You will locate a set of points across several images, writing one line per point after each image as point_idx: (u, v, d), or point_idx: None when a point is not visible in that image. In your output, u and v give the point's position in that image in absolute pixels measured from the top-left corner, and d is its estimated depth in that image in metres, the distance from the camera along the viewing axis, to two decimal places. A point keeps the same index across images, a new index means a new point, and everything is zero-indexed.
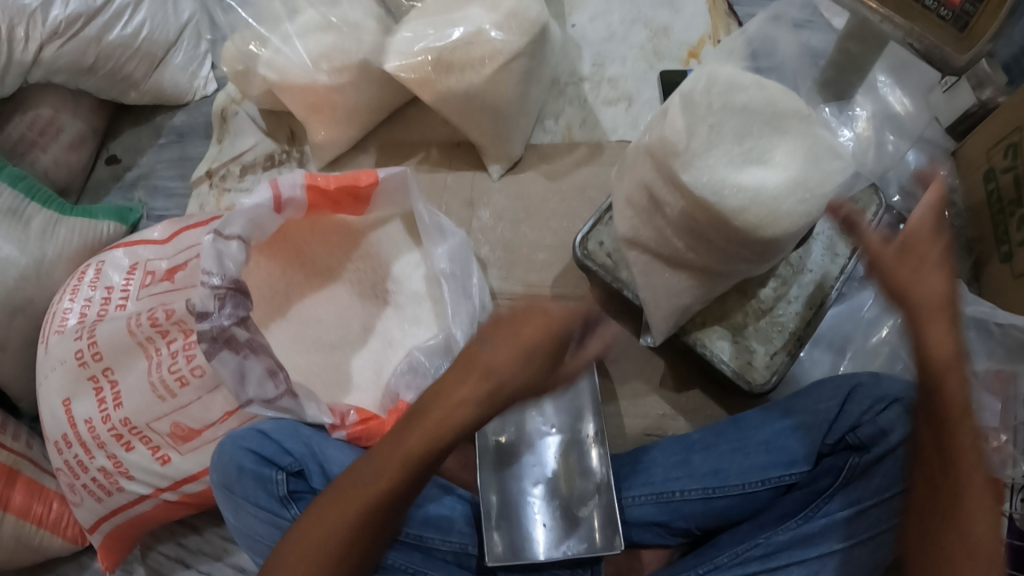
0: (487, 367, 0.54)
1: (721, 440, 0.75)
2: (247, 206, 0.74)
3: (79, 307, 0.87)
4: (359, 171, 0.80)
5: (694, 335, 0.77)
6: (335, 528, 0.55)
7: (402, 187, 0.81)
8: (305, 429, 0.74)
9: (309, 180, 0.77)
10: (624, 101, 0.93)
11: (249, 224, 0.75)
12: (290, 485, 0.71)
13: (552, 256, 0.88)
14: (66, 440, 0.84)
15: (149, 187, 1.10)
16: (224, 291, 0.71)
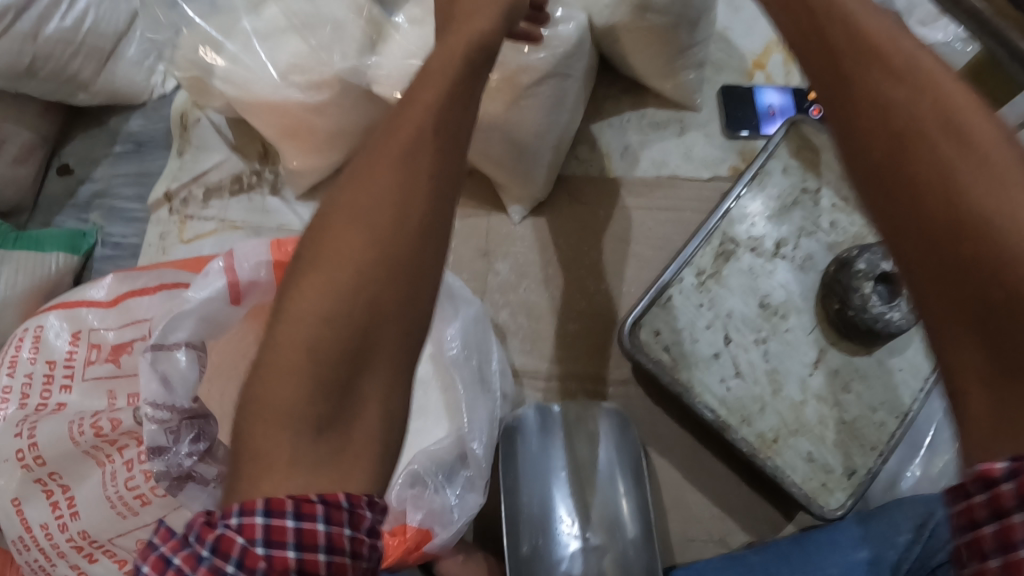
0: (390, 142, 0.38)
1: (787, 568, 0.62)
2: (196, 303, 0.57)
3: (18, 386, 0.71)
4: None
5: (763, 456, 0.61)
6: (303, 334, 0.33)
7: None
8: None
9: (277, 251, 0.60)
10: (675, 124, 0.74)
11: (200, 323, 0.58)
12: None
13: (584, 327, 0.71)
14: (22, 543, 0.72)
15: (106, 209, 0.90)
16: (176, 422, 0.55)
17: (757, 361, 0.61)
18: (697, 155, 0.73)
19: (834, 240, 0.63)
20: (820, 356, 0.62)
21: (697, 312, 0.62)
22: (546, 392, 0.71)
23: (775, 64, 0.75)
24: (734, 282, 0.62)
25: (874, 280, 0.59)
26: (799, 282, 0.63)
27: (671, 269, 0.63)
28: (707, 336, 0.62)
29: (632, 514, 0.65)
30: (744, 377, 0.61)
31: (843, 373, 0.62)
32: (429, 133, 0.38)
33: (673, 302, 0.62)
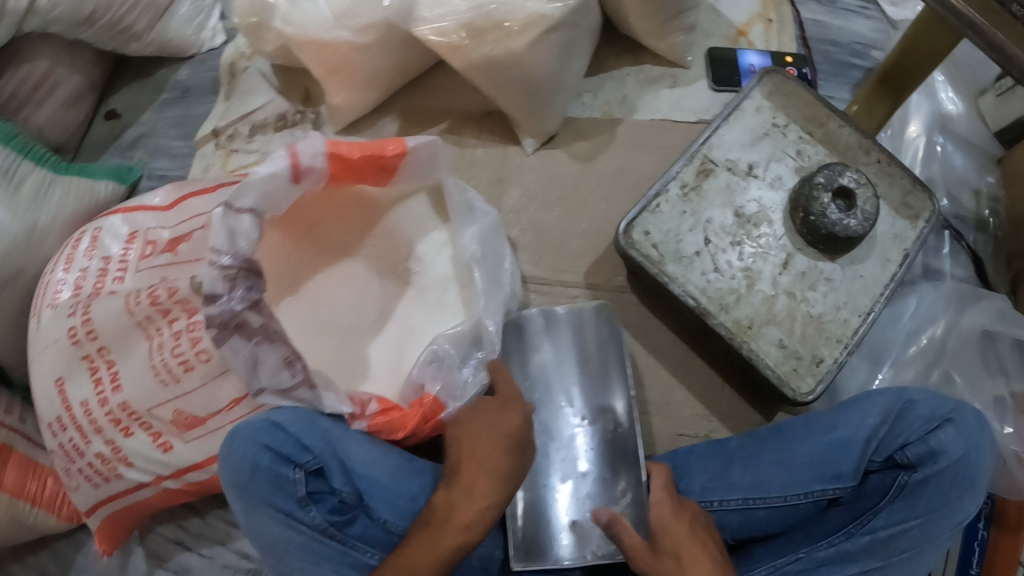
0: (476, 450, 0.64)
1: (765, 451, 0.69)
2: (261, 177, 0.69)
3: (74, 278, 0.79)
4: (385, 140, 0.73)
5: (738, 340, 0.70)
6: None
7: (431, 159, 0.75)
8: (322, 422, 0.69)
9: (332, 147, 0.71)
10: (668, 79, 0.84)
11: (262, 197, 0.69)
12: (308, 484, 0.66)
13: (588, 243, 0.80)
14: (61, 422, 0.80)
15: (150, 148, 0.91)
16: (235, 271, 0.66)
17: (734, 261, 0.71)
18: (685, 105, 0.83)
19: (800, 165, 0.75)
20: (789, 259, 0.72)
21: (683, 218, 0.72)
22: (550, 300, 0.78)
23: (756, 34, 0.87)
24: (713, 196, 0.72)
25: (833, 192, 0.71)
26: (772, 198, 0.73)
27: (659, 183, 0.73)
28: (691, 238, 0.71)
29: (623, 412, 0.73)
30: (723, 273, 0.71)
31: (810, 275, 0.72)
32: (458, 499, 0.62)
33: (661, 209, 0.72)
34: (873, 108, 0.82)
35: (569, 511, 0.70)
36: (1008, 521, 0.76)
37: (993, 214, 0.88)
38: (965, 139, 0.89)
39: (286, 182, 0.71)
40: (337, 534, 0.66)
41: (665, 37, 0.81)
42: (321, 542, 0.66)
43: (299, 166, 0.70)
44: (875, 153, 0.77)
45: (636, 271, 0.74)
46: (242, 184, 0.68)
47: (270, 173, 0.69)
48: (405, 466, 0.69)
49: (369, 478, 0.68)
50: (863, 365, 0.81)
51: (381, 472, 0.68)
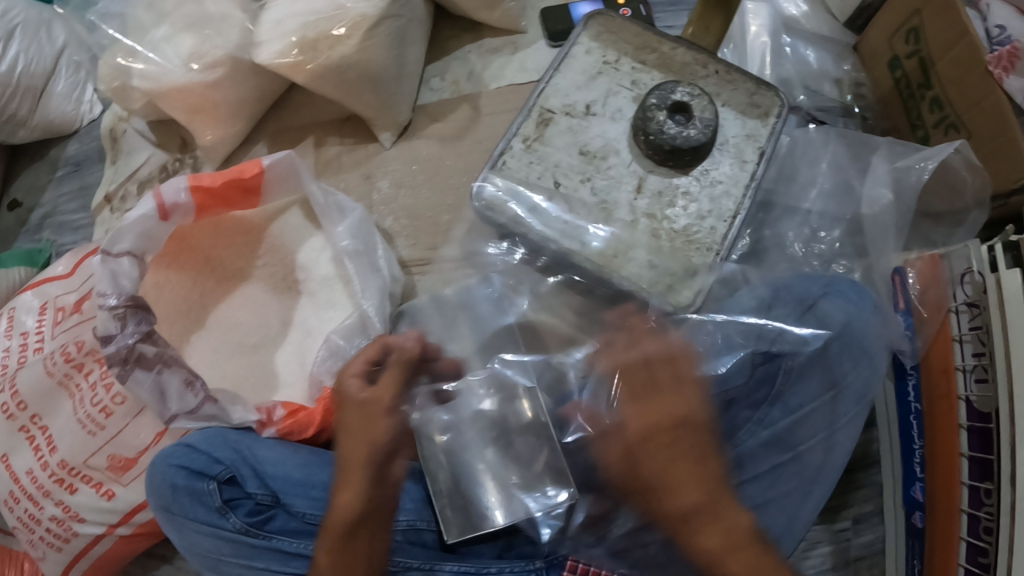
0: (353, 432, 0.64)
1: None
2: (133, 219, 0.72)
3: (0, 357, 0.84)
4: (243, 163, 0.76)
5: (608, 271, 0.72)
6: None
7: (291, 173, 0.78)
8: (231, 434, 0.71)
9: (194, 182, 0.74)
10: (508, 47, 0.88)
11: (139, 238, 0.73)
12: (224, 493, 0.68)
13: (457, 216, 0.83)
14: (15, 495, 0.83)
15: (56, 225, 0.97)
16: (123, 310, 0.70)
17: (588, 196, 0.73)
18: (528, 66, 0.87)
19: (637, 93, 0.77)
20: (642, 182, 0.74)
21: (531, 169, 0.74)
22: (433, 278, 0.81)
23: None
24: (556, 141, 0.75)
25: (667, 110, 0.73)
26: (614, 130, 0.75)
27: (503, 143, 0.75)
28: (541, 185, 0.73)
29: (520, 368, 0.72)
30: (579, 210, 0.73)
31: (666, 192, 0.74)
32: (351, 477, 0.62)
33: (508, 165, 0.74)
34: (709, 25, 0.83)
35: (495, 474, 0.69)
36: (938, 387, 0.72)
37: (858, 99, 0.88)
38: (817, 34, 0.89)
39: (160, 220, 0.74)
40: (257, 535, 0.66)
41: (495, 6, 0.84)
42: (243, 546, 0.67)
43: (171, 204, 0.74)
44: (712, 65, 0.79)
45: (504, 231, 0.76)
46: (111, 236, 0.71)
47: (137, 215, 0.72)
48: (314, 460, 0.70)
49: (281, 477, 0.68)
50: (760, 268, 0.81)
51: (291, 469, 0.69)
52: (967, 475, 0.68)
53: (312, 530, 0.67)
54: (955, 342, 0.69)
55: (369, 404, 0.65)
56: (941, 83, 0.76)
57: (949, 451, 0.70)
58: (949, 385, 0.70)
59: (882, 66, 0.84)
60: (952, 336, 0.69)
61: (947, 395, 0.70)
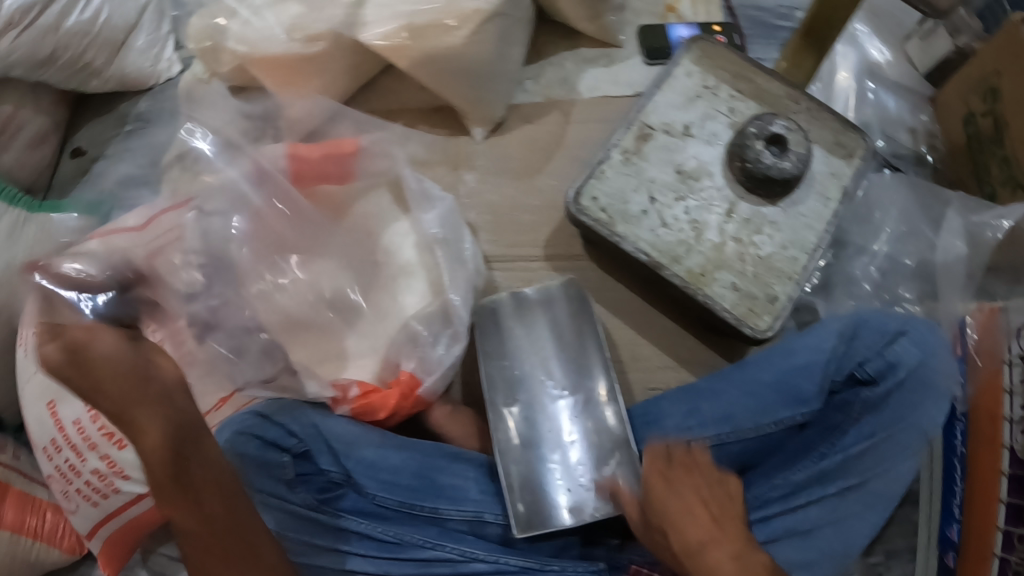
0: (140, 406, 0.52)
1: (729, 384, 0.70)
2: (229, 181, 0.75)
3: None
4: (342, 140, 0.77)
5: (693, 287, 0.73)
6: None
7: (384, 155, 0.79)
8: (308, 410, 0.70)
9: (291, 150, 0.78)
10: (603, 58, 0.89)
11: (233, 200, 0.75)
12: (296, 468, 0.67)
13: (540, 217, 0.84)
14: (55, 444, 0.82)
15: (117, 179, 0.95)
16: None
17: (680, 214, 0.75)
18: (622, 80, 0.88)
19: (733, 121, 0.79)
20: (732, 207, 0.76)
21: (627, 181, 0.75)
22: (514, 276, 0.82)
23: (684, 7, 0.92)
24: (654, 156, 0.76)
25: (764, 140, 0.75)
26: (709, 153, 0.77)
27: (601, 152, 0.77)
28: (636, 198, 0.75)
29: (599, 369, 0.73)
30: (671, 226, 0.74)
31: (755, 220, 0.76)
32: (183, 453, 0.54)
33: (605, 174, 0.76)
34: (801, 62, 0.86)
35: (563, 469, 0.69)
36: (986, 435, 0.74)
37: (930, 150, 0.91)
38: (897, 84, 0.93)
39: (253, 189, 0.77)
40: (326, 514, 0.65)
41: (598, 18, 0.85)
42: (308, 521, 0.66)
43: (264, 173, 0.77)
44: (804, 102, 0.81)
45: (591, 236, 0.78)
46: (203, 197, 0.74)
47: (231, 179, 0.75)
48: (385, 442, 0.69)
49: (355, 457, 0.68)
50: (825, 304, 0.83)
51: (367, 450, 0.68)
52: (1003, 521, 0.71)
53: (381, 513, 0.67)
54: (1007, 394, 0.71)
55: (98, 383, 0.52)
56: (1015, 145, 0.78)
57: (988, 495, 0.73)
58: (996, 435, 0.73)
59: (956, 120, 0.87)
60: (1005, 388, 0.71)
61: (991, 443, 0.73)
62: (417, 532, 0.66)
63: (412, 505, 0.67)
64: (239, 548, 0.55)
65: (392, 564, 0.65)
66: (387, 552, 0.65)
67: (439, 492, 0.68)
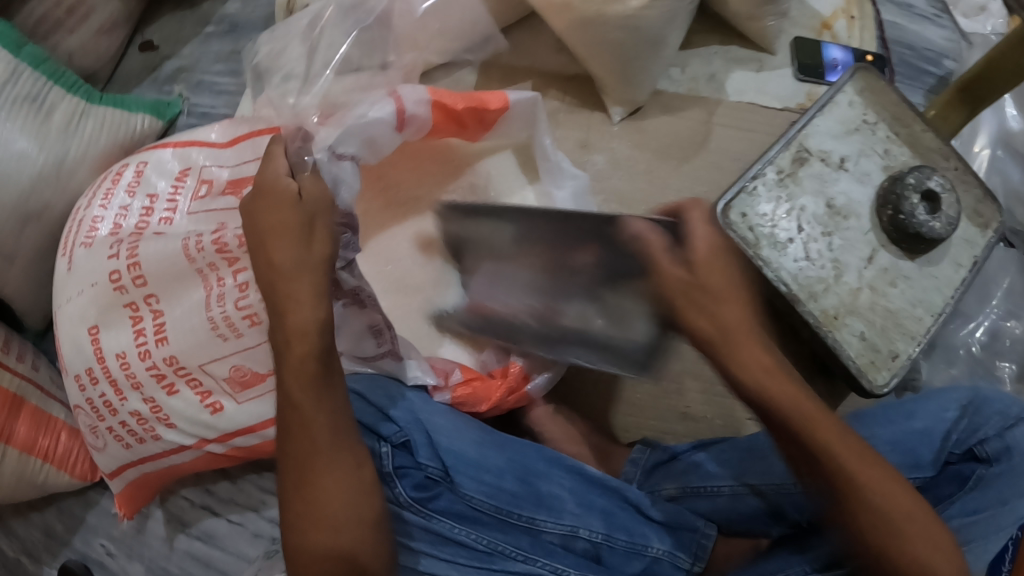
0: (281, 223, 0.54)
1: None
2: (366, 122, 0.63)
3: (113, 215, 0.74)
4: (486, 91, 0.68)
5: (825, 328, 0.70)
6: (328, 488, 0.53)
7: (527, 116, 0.71)
8: (410, 393, 0.65)
9: (435, 96, 0.66)
10: (754, 62, 0.84)
11: (365, 143, 0.63)
12: (395, 460, 0.60)
13: (669, 216, 0.79)
14: (92, 375, 0.71)
15: (192, 82, 0.98)
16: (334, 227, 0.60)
17: (824, 249, 0.72)
18: (770, 90, 0.83)
19: (887, 163, 0.75)
20: (873, 254, 0.73)
21: (778, 203, 0.72)
22: None
23: (839, 28, 0.88)
24: (808, 183, 0.73)
25: (921, 194, 0.71)
26: (859, 192, 0.74)
27: (756, 166, 0.73)
28: (786, 222, 0.71)
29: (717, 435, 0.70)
30: (814, 261, 0.71)
31: (891, 272, 0.73)
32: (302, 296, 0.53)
33: (758, 191, 0.72)
34: (949, 116, 0.82)
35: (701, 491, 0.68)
36: None
37: None
38: None
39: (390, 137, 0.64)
40: (421, 513, 0.60)
41: (758, 21, 0.80)
42: (397, 513, 0.60)
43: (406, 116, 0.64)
44: (954, 160, 0.78)
45: None
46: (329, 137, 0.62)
47: (365, 121, 0.63)
48: (486, 439, 0.65)
49: (456, 453, 0.62)
50: (926, 369, 0.81)
51: (467, 445, 0.63)
52: None
53: (474, 517, 0.61)
54: None
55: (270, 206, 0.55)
56: None
57: None
58: None
59: None
60: None
61: None
62: (508, 541, 0.61)
63: (508, 511, 0.61)
64: (321, 415, 0.54)
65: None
66: (473, 561, 0.60)
67: (538, 500, 0.63)
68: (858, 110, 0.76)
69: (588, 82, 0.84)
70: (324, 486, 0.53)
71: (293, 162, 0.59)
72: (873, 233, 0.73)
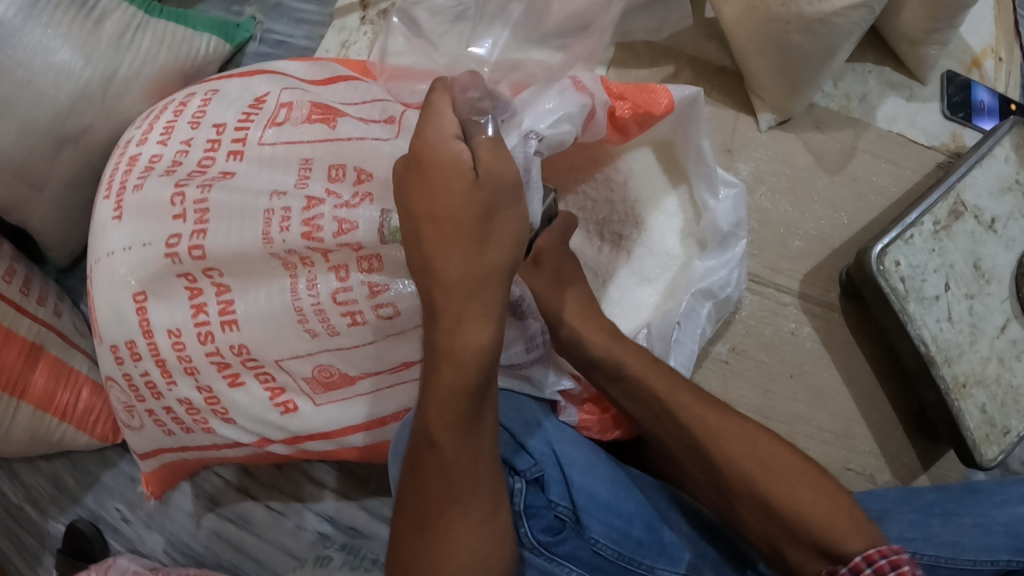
0: (438, 210, 0.44)
1: (962, 508, 0.65)
2: (553, 109, 0.54)
3: (173, 154, 0.63)
4: (653, 85, 0.61)
5: (951, 393, 0.67)
6: (456, 533, 0.47)
7: (685, 116, 0.63)
8: (541, 418, 0.58)
9: (606, 87, 0.59)
10: (905, 90, 0.78)
11: (555, 141, 0.55)
12: (525, 498, 0.53)
13: (809, 245, 0.75)
14: (134, 350, 0.62)
15: (270, 5, 0.88)
16: None
17: (965, 312, 0.68)
18: (919, 124, 0.78)
19: None
20: (1006, 325, 0.69)
21: (930, 256, 0.68)
22: (770, 303, 0.74)
23: (988, 68, 0.82)
24: (960, 239, 0.68)
25: None
26: (1004, 258, 0.70)
27: (914, 211, 0.68)
28: (934, 279, 0.68)
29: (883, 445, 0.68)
30: (954, 323, 0.68)
31: (1021, 345, 0.70)
32: (451, 305, 0.44)
33: (913, 240, 0.68)
34: None
35: None
36: None
37: None
38: None
39: (570, 121, 0.55)
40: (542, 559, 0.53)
41: (920, 45, 0.74)
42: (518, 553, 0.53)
43: (585, 100, 0.57)
44: None
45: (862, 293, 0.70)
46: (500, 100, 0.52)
47: (543, 105, 0.54)
48: (617, 478, 0.57)
49: (588, 492, 0.55)
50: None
51: (599, 485, 0.55)
52: None
53: (596, 564, 0.55)
54: None
55: (425, 181, 0.45)
56: None
57: None
58: None
59: None
60: None
61: None
62: None
63: (630, 560, 0.55)
64: (459, 449, 0.47)
65: None
66: None
67: (660, 550, 0.56)
68: (1011, 167, 0.71)
69: (737, 79, 0.78)
70: (443, 530, 0.47)
71: (463, 119, 0.48)
72: (1006, 303, 0.69)
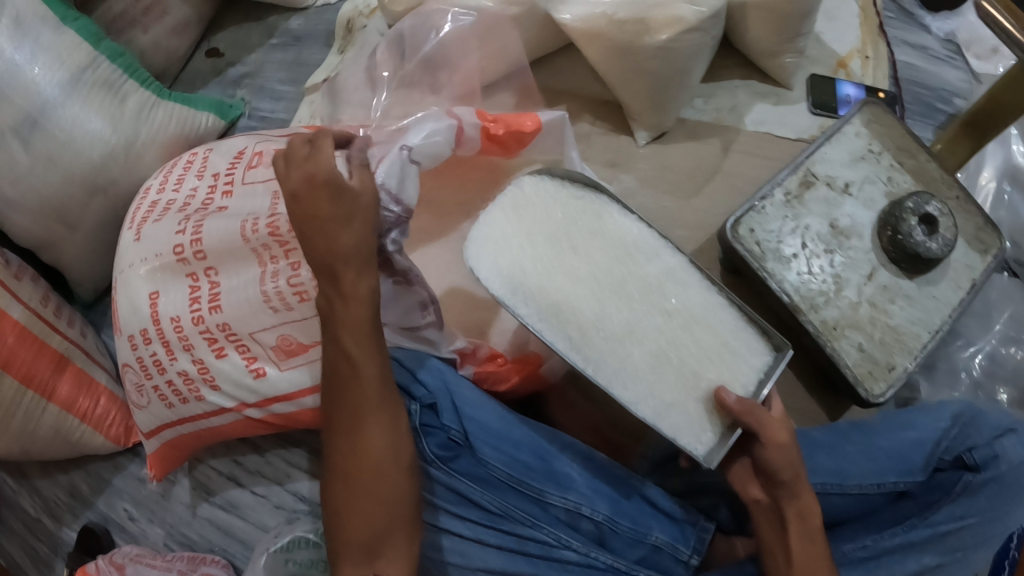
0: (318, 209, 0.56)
1: (847, 441, 0.73)
2: (427, 125, 0.69)
3: (184, 197, 0.81)
4: (523, 115, 0.76)
5: (823, 337, 0.76)
6: (384, 447, 0.59)
7: (557, 130, 0.79)
8: (441, 366, 0.71)
9: (481, 119, 0.73)
10: (774, 96, 0.93)
11: (431, 153, 0.69)
12: (421, 418, 0.67)
13: (690, 234, 0.88)
14: (146, 335, 0.76)
15: (255, 88, 1.10)
16: (399, 218, 0.65)
17: (826, 266, 0.78)
18: (788, 122, 0.91)
19: (891, 190, 0.81)
20: (873, 272, 0.79)
21: (784, 222, 0.79)
22: None
23: (854, 67, 0.96)
24: (813, 205, 0.80)
25: (918, 219, 0.76)
26: (863, 216, 0.80)
27: (766, 188, 0.80)
28: (791, 239, 0.79)
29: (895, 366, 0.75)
30: (816, 275, 0.78)
31: (892, 288, 0.79)
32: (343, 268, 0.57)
33: (766, 211, 0.79)
34: (955, 149, 0.90)
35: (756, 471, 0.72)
36: None
37: None
38: None
39: (441, 134, 0.69)
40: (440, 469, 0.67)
41: (776, 57, 0.88)
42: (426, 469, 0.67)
43: (452, 120, 0.71)
44: (956, 189, 0.83)
45: (736, 264, 0.82)
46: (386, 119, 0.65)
47: (421, 124, 0.69)
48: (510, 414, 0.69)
49: (478, 420, 0.68)
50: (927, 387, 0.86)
51: (490, 416, 0.68)
52: None
53: (492, 481, 0.67)
54: None
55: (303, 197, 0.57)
56: None
57: None
58: None
59: None
60: None
61: None
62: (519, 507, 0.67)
63: (520, 480, 0.67)
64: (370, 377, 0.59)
65: (488, 532, 0.67)
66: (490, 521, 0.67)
67: (550, 476, 0.68)
68: (858, 140, 0.83)
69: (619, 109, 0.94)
70: (369, 441, 0.59)
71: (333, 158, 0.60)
72: (870, 255, 0.79)
